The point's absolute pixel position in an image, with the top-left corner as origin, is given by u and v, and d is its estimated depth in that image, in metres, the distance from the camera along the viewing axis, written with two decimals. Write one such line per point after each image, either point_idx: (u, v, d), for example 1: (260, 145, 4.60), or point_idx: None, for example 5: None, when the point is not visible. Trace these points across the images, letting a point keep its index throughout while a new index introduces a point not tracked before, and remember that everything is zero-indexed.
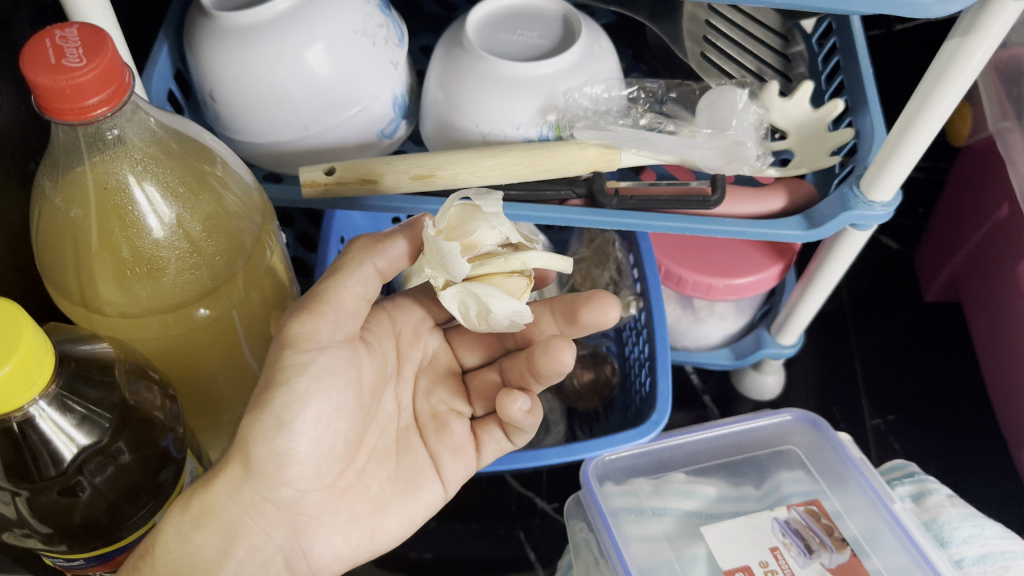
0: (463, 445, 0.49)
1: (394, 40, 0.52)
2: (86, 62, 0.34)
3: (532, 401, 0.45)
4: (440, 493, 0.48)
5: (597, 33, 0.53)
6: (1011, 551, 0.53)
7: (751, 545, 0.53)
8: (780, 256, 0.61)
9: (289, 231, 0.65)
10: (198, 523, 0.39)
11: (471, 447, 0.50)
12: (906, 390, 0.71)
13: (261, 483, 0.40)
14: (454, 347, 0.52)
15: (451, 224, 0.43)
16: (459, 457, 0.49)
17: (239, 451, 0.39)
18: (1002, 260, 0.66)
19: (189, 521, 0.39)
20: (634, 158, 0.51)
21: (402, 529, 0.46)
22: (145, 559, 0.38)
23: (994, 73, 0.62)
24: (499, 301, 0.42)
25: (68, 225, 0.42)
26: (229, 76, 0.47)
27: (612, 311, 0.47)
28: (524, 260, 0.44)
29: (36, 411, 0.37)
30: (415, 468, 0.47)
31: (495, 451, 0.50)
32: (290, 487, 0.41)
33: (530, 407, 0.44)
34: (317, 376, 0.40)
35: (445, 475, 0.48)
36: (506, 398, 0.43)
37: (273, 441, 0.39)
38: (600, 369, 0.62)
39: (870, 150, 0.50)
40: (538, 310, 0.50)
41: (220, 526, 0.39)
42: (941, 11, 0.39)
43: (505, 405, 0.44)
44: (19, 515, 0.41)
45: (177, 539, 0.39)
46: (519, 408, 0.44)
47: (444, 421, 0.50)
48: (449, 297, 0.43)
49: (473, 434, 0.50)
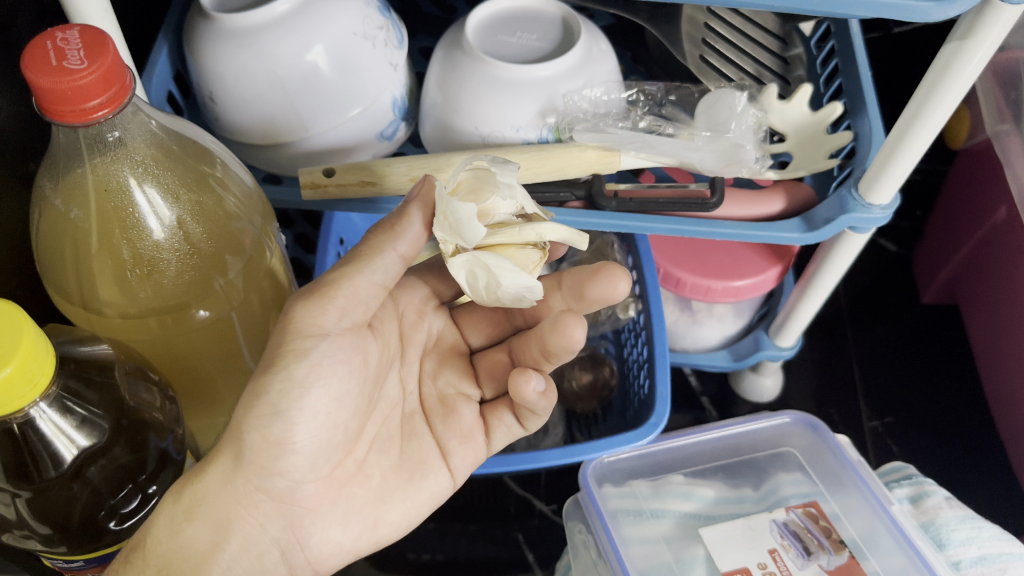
0: (472, 430, 0.49)
1: (394, 42, 0.52)
2: (87, 64, 0.34)
3: (546, 381, 0.45)
4: (447, 481, 0.48)
5: (596, 35, 0.54)
6: (1009, 553, 0.53)
7: (749, 547, 0.53)
8: (778, 259, 0.61)
9: (287, 233, 0.65)
10: (190, 514, 0.39)
11: (481, 432, 0.50)
12: (904, 392, 0.71)
13: (256, 472, 0.39)
14: (460, 326, 0.53)
15: (462, 189, 0.43)
16: (468, 443, 0.49)
17: (238, 445, 0.39)
18: (1001, 262, 0.66)
19: (181, 512, 0.39)
20: (633, 161, 0.52)
21: (408, 519, 0.46)
22: (136, 552, 0.38)
23: (992, 77, 0.62)
24: (508, 274, 0.42)
25: (68, 227, 0.42)
26: (228, 78, 0.47)
27: (621, 284, 0.46)
28: (539, 232, 0.44)
29: (36, 413, 0.37)
30: (420, 456, 0.48)
31: (505, 437, 0.50)
32: (288, 480, 0.40)
33: (543, 387, 0.44)
34: (315, 365, 0.39)
35: (452, 463, 0.48)
36: (518, 378, 0.43)
37: (267, 428, 0.38)
38: (598, 372, 0.62)
39: (867, 154, 0.50)
40: (545, 286, 0.50)
41: (211, 516, 0.39)
42: (940, 15, 0.39)
43: (518, 383, 0.43)
44: (19, 516, 0.41)
45: (168, 531, 0.39)
46: (534, 388, 0.43)
47: (452, 406, 0.50)
48: (458, 264, 0.42)
49: (483, 420, 0.50)
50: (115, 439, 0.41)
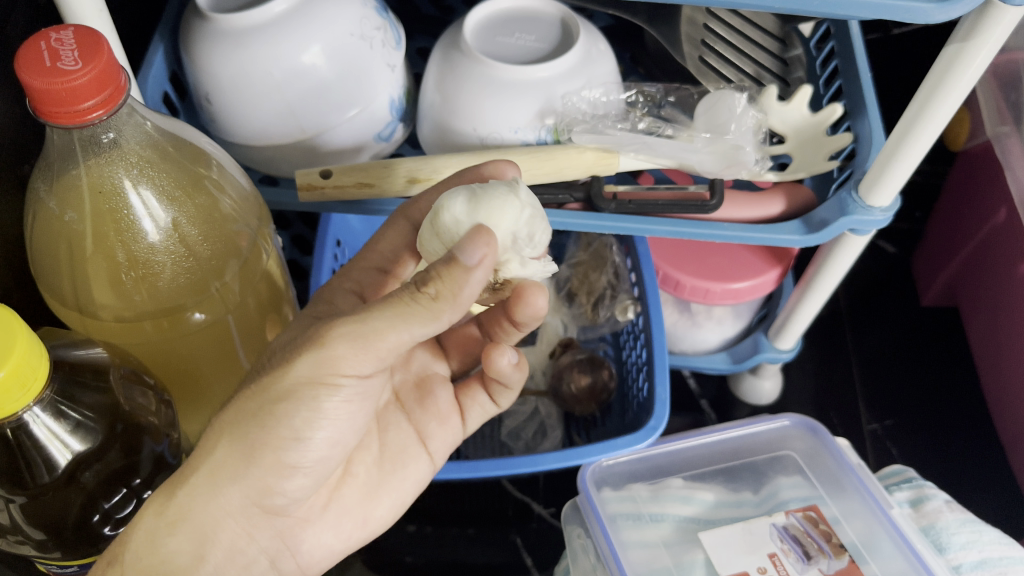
0: (449, 412, 0.50)
1: (392, 43, 0.51)
2: (82, 65, 0.34)
3: (518, 355, 0.48)
4: (428, 466, 0.48)
5: (595, 36, 0.53)
6: (1009, 557, 0.52)
7: (748, 551, 0.53)
8: (778, 261, 0.61)
9: (284, 235, 0.65)
10: (172, 527, 0.37)
11: (456, 414, 0.51)
12: (904, 394, 0.71)
13: (254, 487, 0.38)
14: None
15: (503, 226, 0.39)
16: (446, 425, 0.50)
17: (236, 460, 0.37)
18: (1001, 264, 0.66)
19: (164, 525, 0.37)
20: (632, 162, 0.52)
21: (394, 510, 0.47)
22: (115, 564, 0.36)
23: (993, 79, 0.62)
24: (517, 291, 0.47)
25: (63, 229, 0.41)
26: (224, 79, 0.47)
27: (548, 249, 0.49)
28: None
29: (29, 417, 0.37)
30: (401, 444, 0.47)
31: (480, 416, 0.52)
32: (286, 496, 0.39)
33: (517, 360, 0.47)
34: (343, 400, 0.38)
35: (432, 447, 0.48)
36: (493, 354, 0.46)
37: (286, 454, 0.37)
38: (597, 374, 0.60)
39: (868, 155, 0.50)
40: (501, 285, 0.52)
41: (192, 528, 0.37)
42: (941, 16, 0.39)
43: (494, 359, 0.46)
44: (12, 521, 0.40)
45: (147, 546, 0.36)
46: (508, 360, 0.46)
47: (429, 388, 0.50)
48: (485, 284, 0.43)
49: (458, 403, 0.51)
50: (111, 445, 0.41)
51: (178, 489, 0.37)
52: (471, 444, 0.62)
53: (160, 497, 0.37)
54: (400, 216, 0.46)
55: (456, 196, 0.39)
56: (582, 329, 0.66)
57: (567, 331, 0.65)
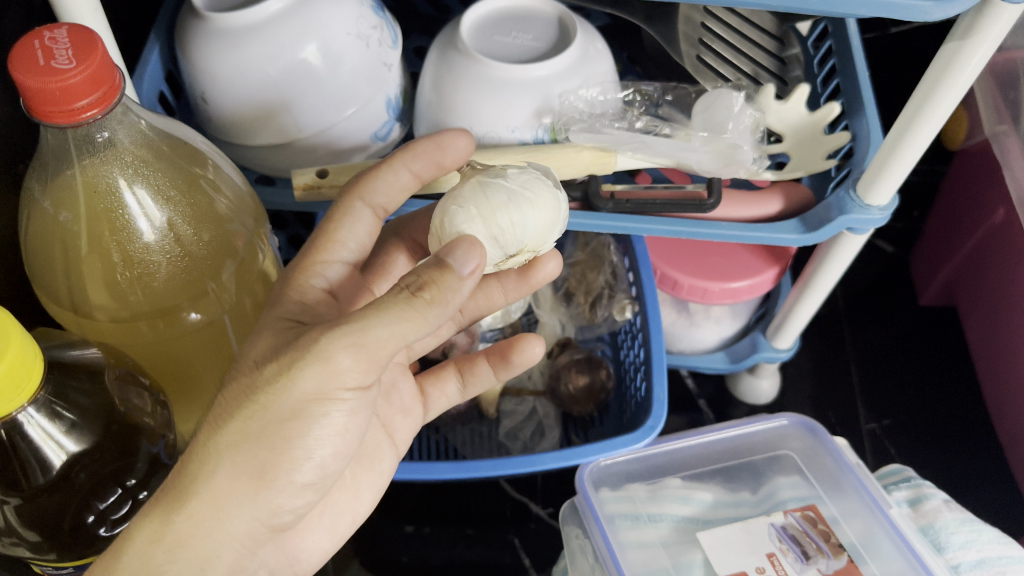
0: (413, 404, 0.49)
1: (388, 42, 0.51)
2: (76, 64, 0.33)
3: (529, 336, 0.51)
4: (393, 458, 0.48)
5: (592, 35, 0.53)
6: (1008, 556, 0.52)
7: (746, 551, 0.52)
8: (776, 260, 0.61)
9: (281, 235, 0.65)
10: (172, 555, 0.35)
11: (419, 404, 0.50)
12: (901, 394, 0.71)
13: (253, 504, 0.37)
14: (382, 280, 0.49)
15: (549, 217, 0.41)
16: (409, 416, 0.49)
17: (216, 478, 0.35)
18: (999, 263, 0.66)
19: (162, 551, 0.35)
20: (629, 161, 0.52)
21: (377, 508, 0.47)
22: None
23: (990, 77, 0.62)
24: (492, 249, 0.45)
25: (57, 230, 0.41)
26: (220, 78, 0.47)
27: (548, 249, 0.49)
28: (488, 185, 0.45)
29: (24, 418, 0.37)
30: (377, 444, 0.46)
31: (440, 405, 0.52)
32: (292, 513, 0.38)
33: None
34: None
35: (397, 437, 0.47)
36: (530, 343, 0.49)
37: None
38: (595, 374, 0.60)
39: (865, 154, 0.49)
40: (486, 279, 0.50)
41: (191, 556, 0.35)
42: (939, 14, 0.39)
43: (530, 350, 0.49)
44: (7, 523, 0.40)
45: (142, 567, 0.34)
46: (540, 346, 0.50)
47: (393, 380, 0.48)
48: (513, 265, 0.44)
49: (419, 393, 0.50)
50: (106, 446, 0.40)
51: (177, 514, 0.35)
52: (470, 446, 0.62)
53: (156, 523, 0.35)
54: (359, 202, 0.41)
55: (517, 207, 0.40)
56: (580, 329, 0.65)
57: (565, 330, 0.65)
